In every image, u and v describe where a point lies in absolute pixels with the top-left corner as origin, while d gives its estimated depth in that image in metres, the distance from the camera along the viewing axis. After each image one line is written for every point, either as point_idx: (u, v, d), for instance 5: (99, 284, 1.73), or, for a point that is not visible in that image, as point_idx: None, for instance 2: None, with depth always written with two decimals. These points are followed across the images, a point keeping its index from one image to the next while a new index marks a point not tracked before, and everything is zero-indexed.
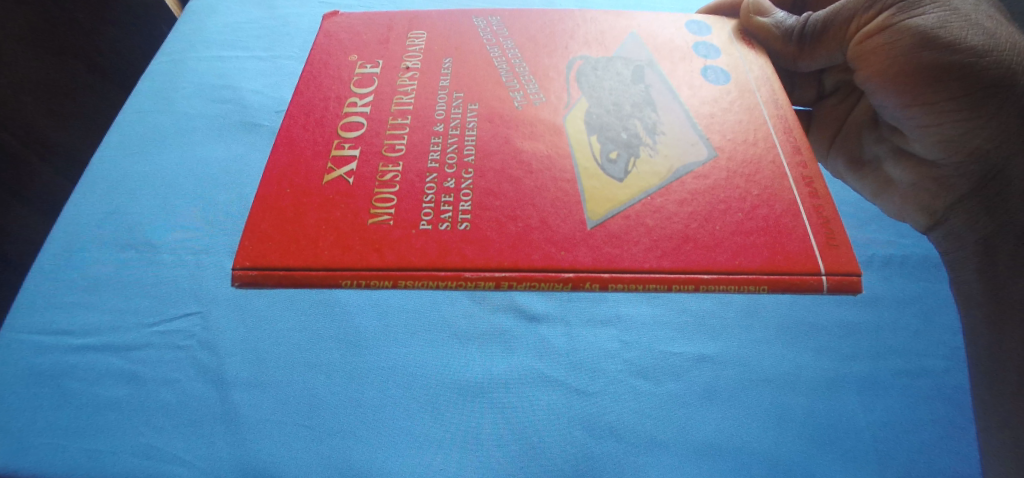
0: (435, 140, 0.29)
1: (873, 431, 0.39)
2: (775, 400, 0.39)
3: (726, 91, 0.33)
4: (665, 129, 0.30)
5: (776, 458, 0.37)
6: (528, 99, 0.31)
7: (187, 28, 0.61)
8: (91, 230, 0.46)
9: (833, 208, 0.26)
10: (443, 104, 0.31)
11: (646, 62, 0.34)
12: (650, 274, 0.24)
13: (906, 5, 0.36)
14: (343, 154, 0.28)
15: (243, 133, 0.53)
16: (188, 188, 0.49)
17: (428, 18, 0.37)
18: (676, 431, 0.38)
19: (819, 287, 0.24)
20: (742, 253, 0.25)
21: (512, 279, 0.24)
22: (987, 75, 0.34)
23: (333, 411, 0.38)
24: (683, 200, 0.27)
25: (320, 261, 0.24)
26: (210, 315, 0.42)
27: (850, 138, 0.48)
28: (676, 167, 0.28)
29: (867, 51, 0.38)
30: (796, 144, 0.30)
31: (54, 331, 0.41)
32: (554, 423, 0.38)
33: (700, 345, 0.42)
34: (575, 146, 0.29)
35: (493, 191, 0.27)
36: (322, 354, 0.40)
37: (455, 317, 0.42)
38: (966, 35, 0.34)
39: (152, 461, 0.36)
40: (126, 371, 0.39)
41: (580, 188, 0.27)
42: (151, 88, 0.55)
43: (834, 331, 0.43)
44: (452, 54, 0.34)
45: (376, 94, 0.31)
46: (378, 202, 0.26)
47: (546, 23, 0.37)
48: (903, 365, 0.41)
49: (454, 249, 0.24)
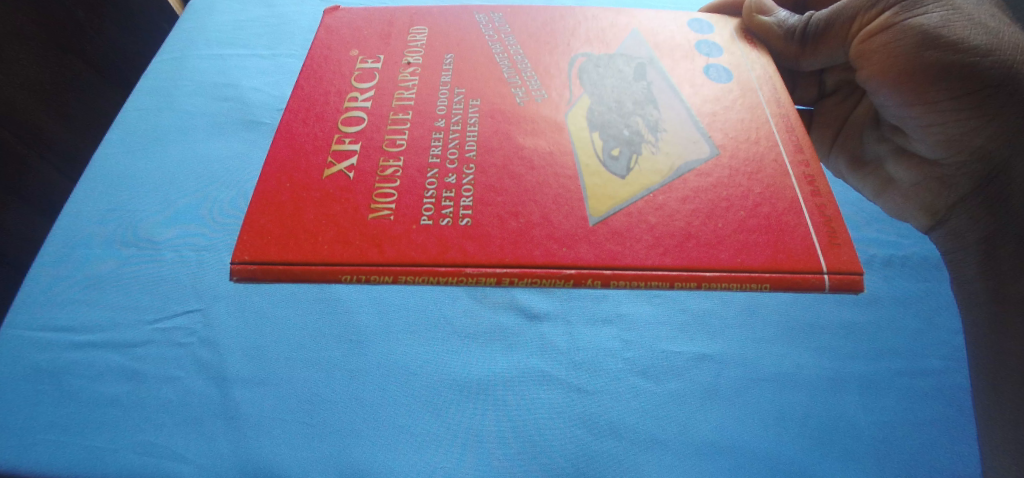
0: (436, 136, 0.29)
1: (873, 431, 0.39)
2: (775, 399, 0.39)
3: (727, 89, 0.33)
4: (666, 126, 0.30)
5: (775, 457, 0.37)
6: (529, 96, 0.31)
7: (188, 25, 0.61)
8: (92, 227, 0.46)
9: (835, 206, 0.26)
10: (444, 100, 0.31)
11: (647, 59, 0.34)
12: (651, 272, 0.24)
13: (908, 4, 0.36)
14: (343, 149, 0.28)
15: (243, 131, 0.53)
16: (189, 185, 0.49)
17: (429, 15, 0.37)
18: (676, 429, 0.38)
19: (821, 285, 0.24)
20: (744, 251, 0.25)
21: (513, 276, 0.24)
22: (988, 74, 0.34)
23: (333, 409, 0.38)
24: (684, 197, 0.27)
25: (320, 256, 0.24)
26: (210, 312, 0.42)
27: (852, 137, 0.48)
28: (677, 164, 0.28)
29: (869, 50, 0.38)
30: (798, 142, 0.30)
31: (54, 328, 0.41)
32: (554, 421, 0.38)
33: (700, 344, 0.42)
34: (576, 143, 0.29)
35: (494, 188, 0.27)
36: (322, 351, 0.40)
37: (455, 315, 0.42)
38: (969, 34, 0.34)
39: (153, 458, 0.36)
40: (126, 368, 0.39)
41: (582, 185, 0.27)
42: (151, 85, 0.55)
43: (834, 330, 0.43)
44: (453, 50, 0.34)
45: (377, 90, 0.31)
46: (379, 198, 0.26)
47: (547, 20, 0.37)
48: (904, 365, 0.41)
49: (455, 245, 0.24)
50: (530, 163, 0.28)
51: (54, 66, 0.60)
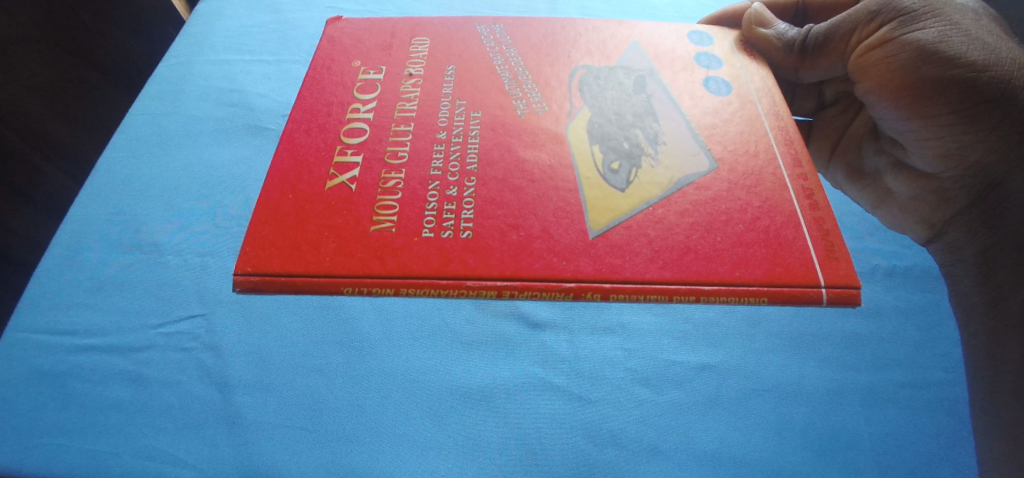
0: (438, 148, 0.29)
1: (874, 442, 0.38)
2: (775, 409, 0.39)
3: (728, 102, 0.33)
4: (666, 139, 0.30)
5: (776, 468, 0.37)
6: (530, 108, 0.31)
7: (194, 31, 0.61)
8: (96, 231, 0.46)
9: (833, 220, 0.26)
10: (445, 112, 0.31)
11: (648, 72, 0.34)
12: (649, 285, 0.24)
13: (907, 19, 0.36)
14: (346, 160, 0.28)
15: (248, 136, 0.54)
16: (193, 190, 0.49)
17: (431, 26, 0.37)
18: (677, 439, 0.38)
19: (819, 299, 0.24)
20: (743, 264, 0.25)
21: (512, 289, 0.24)
22: (987, 89, 0.34)
23: (334, 415, 0.38)
24: (683, 211, 0.27)
25: (321, 268, 0.24)
26: (212, 317, 0.42)
27: (850, 150, 0.48)
28: (677, 177, 0.29)
29: (868, 64, 0.38)
30: (797, 155, 0.30)
31: (58, 331, 0.41)
32: (557, 431, 0.38)
33: (701, 354, 0.41)
34: (576, 156, 0.29)
35: (495, 200, 0.27)
36: (322, 358, 0.40)
37: (456, 322, 0.42)
38: (967, 49, 0.35)
39: (153, 462, 0.36)
40: (128, 372, 0.40)
41: (581, 198, 0.27)
42: (156, 90, 0.56)
43: (836, 341, 0.43)
44: (454, 62, 0.34)
45: (379, 101, 0.32)
46: (381, 210, 0.26)
47: (548, 32, 0.37)
48: (905, 377, 0.41)
49: (456, 257, 0.24)
50: (529, 173, 0.28)
51: (58, 71, 0.61)
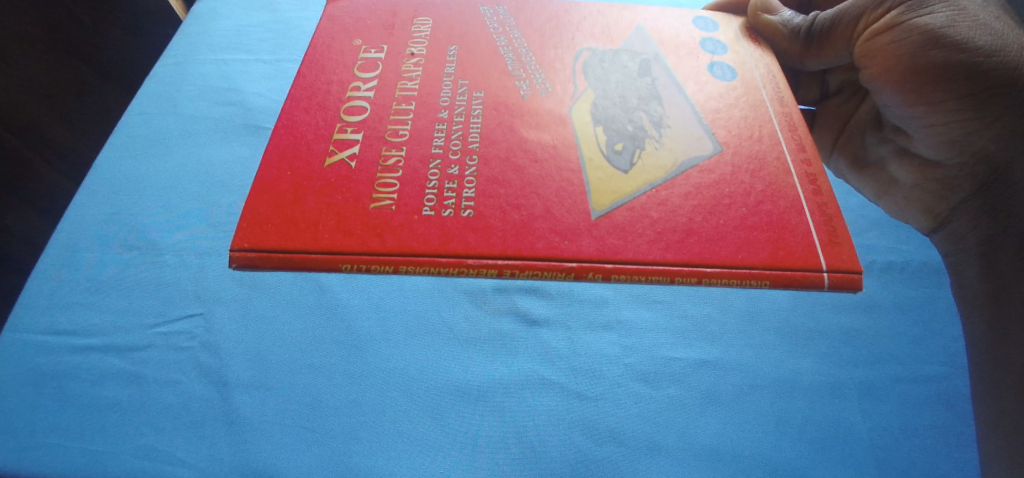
0: (439, 127, 0.29)
1: (873, 436, 0.38)
2: (774, 404, 0.39)
3: (732, 87, 0.33)
4: (671, 122, 0.30)
5: (775, 463, 0.37)
6: (534, 90, 0.31)
7: (190, 30, 0.62)
8: (95, 230, 0.46)
9: (837, 205, 0.26)
10: (448, 91, 0.31)
11: (652, 55, 0.34)
12: (653, 267, 0.24)
13: (915, 3, 0.36)
14: (346, 138, 0.28)
15: (245, 135, 0.53)
16: (191, 189, 0.49)
17: (432, 8, 0.37)
18: (676, 434, 0.38)
19: (822, 283, 0.24)
20: (746, 247, 0.25)
21: (514, 268, 0.24)
22: (994, 74, 0.34)
23: (333, 414, 0.38)
24: (687, 194, 0.27)
25: (319, 245, 0.24)
26: (211, 316, 0.42)
27: (853, 139, 0.48)
28: (681, 160, 0.28)
29: (873, 49, 0.38)
30: (801, 141, 0.30)
31: (55, 331, 0.41)
32: (555, 429, 0.37)
33: (700, 350, 0.41)
34: (582, 138, 0.29)
35: (496, 180, 0.27)
36: (321, 356, 0.40)
37: (455, 321, 0.42)
38: (974, 35, 0.35)
39: (153, 462, 0.36)
40: (127, 372, 0.39)
41: (586, 179, 0.27)
42: (153, 89, 0.56)
43: (835, 336, 0.42)
44: (457, 42, 0.34)
45: (380, 80, 0.31)
46: (381, 188, 0.26)
47: (552, 14, 0.37)
48: (902, 370, 0.41)
49: (457, 236, 0.24)
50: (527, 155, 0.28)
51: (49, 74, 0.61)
